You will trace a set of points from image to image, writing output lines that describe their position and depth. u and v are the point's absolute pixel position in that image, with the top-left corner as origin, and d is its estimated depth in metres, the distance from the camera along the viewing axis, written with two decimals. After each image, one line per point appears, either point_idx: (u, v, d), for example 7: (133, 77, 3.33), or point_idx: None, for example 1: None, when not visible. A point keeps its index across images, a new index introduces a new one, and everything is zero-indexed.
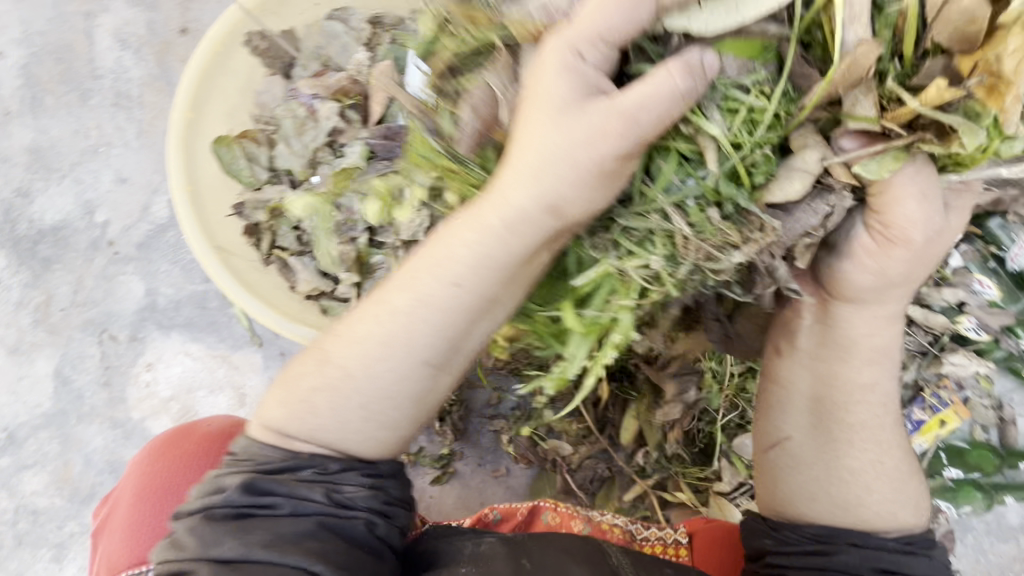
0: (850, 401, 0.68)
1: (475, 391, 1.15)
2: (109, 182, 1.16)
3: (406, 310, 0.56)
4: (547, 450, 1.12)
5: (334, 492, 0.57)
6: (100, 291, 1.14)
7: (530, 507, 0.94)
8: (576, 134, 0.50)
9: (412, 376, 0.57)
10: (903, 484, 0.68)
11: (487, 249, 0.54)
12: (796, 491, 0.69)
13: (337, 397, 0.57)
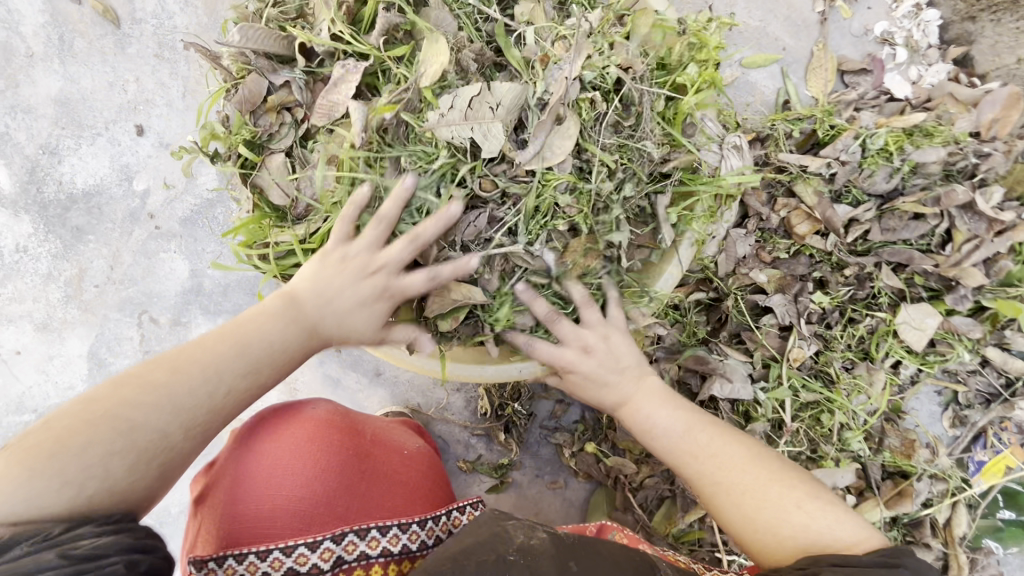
0: (684, 429, 0.77)
1: (539, 403, 1.10)
2: (150, 146, 1.03)
3: (140, 401, 0.58)
4: (610, 467, 1.09)
5: (69, 551, 0.49)
6: (138, 268, 1.04)
7: (599, 526, 0.87)
8: (343, 283, 0.67)
9: (185, 443, 0.60)
10: (762, 490, 0.71)
11: (252, 341, 0.64)
12: (756, 531, 0.70)
13: (64, 446, 0.54)
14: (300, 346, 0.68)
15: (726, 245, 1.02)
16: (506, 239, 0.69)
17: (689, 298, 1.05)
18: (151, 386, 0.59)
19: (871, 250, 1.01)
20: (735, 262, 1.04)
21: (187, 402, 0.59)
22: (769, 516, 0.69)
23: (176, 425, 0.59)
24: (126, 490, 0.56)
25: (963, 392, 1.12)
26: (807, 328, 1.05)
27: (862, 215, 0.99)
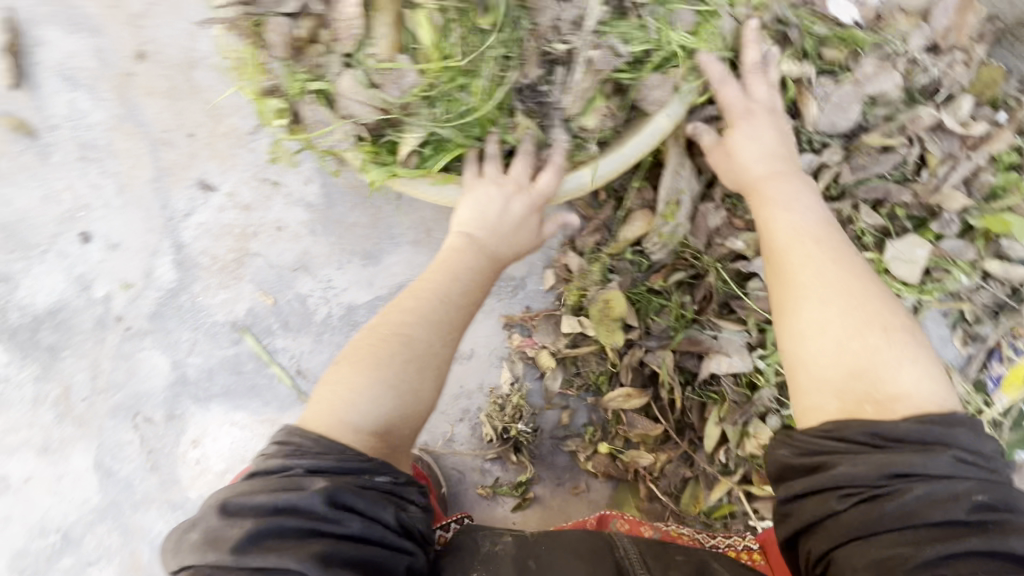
0: (796, 236, 0.74)
1: (545, 415, 1.09)
2: (100, 251, 1.02)
3: (409, 330, 0.71)
4: (627, 462, 1.09)
5: (399, 513, 0.63)
6: (120, 372, 1.03)
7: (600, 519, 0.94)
8: (495, 202, 0.84)
9: (444, 347, 0.72)
10: (860, 303, 0.66)
11: (458, 266, 0.81)
12: (809, 348, 0.66)
13: (381, 350, 0.69)
14: (489, 270, 0.84)
15: (693, 221, 0.98)
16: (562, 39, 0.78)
17: (670, 280, 1.02)
18: (417, 301, 0.75)
19: (842, 190, 0.97)
20: (708, 235, 0.99)
21: (436, 319, 0.74)
22: (848, 344, 0.64)
23: (437, 335, 0.72)
24: (420, 392, 0.68)
25: (970, 309, 1.09)
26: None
27: (830, 159, 0.95)
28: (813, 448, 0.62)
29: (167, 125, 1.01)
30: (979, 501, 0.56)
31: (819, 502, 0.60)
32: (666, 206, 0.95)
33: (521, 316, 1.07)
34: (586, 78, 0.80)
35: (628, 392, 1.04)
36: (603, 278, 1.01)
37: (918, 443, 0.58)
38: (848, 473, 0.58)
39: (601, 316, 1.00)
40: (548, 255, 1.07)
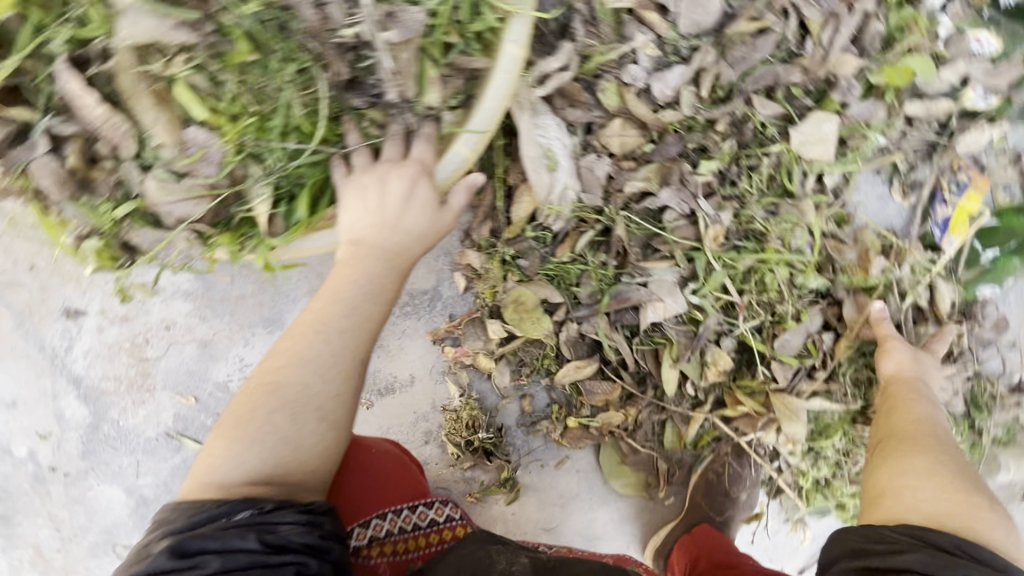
0: (914, 428, 0.81)
1: (505, 410, 1.07)
2: (2, 412, 0.97)
3: (281, 376, 0.55)
4: (599, 427, 1.07)
5: (266, 535, 0.50)
6: (81, 515, 1.02)
7: (619, 556, 0.91)
8: (372, 190, 0.64)
9: (329, 386, 0.55)
10: (958, 488, 0.66)
11: (342, 283, 0.60)
12: (904, 483, 0.68)
13: (245, 415, 0.54)
14: (382, 269, 0.62)
15: (581, 177, 0.89)
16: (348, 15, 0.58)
17: (578, 246, 0.93)
18: (295, 338, 0.57)
19: (734, 87, 0.87)
20: (603, 185, 0.90)
21: (315, 357, 0.56)
22: (945, 487, 0.66)
23: (315, 372, 0.55)
24: (302, 443, 0.54)
25: (904, 161, 1.00)
26: (714, 201, 0.93)
27: (704, 62, 0.84)
28: (887, 538, 0.61)
29: None
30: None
31: (886, 573, 0.58)
32: (547, 172, 0.86)
33: (444, 329, 1.01)
34: (396, 63, 0.62)
35: (576, 364, 1.01)
36: (512, 266, 0.95)
37: (992, 562, 0.58)
38: (919, 561, 0.57)
39: (521, 306, 0.96)
40: (450, 258, 0.99)
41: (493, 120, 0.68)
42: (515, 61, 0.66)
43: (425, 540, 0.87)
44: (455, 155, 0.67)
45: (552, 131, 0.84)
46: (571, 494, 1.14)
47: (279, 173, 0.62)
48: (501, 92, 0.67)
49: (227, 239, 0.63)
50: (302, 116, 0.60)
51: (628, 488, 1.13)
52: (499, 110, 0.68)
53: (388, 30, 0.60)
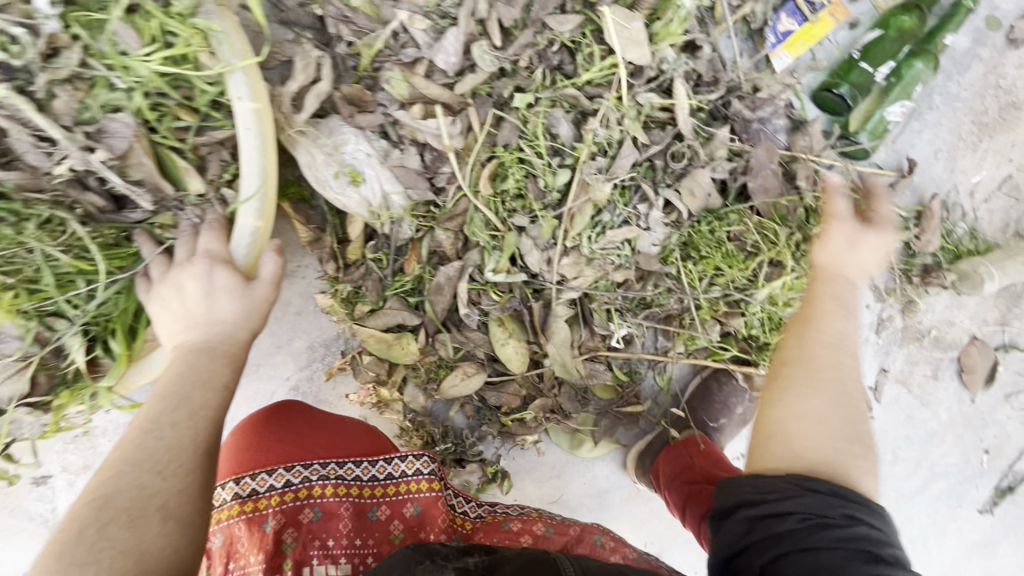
0: (831, 349, 0.69)
1: (453, 418, 1.08)
2: None
3: (108, 488, 0.49)
4: (535, 417, 1.05)
5: None
6: None
7: (582, 526, 0.91)
8: (173, 293, 0.62)
9: (170, 482, 0.51)
10: (854, 427, 0.63)
11: (167, 381, 0.57)
12: (795, 432, 0.62)
13: (68, 537, 0.46)
14: (208, 359, 0.59)
15: (400, 177, 0.85)
16: (57, 153, 0.56)
17: (423, 254, 0.91)
18: (122, 448, 0.53)
19: (523, 22, 0.82)
20: (423, 176, 0.86)
21: (145, 457, 0.52)
22: (835, 442, 0.61)
23: (150, 472, 0.51)
24: (143, 550, 0.47)
25: (743, 14, 0.94)
26: (484, 167, 0.86)
27: (478, 13, 0.80)
28: (771, 487, 0.59)
29: None
30: (897, 553, 0.56)
31: (772, 521, 0.57)
32: (356, 187, 0.83)
33: (338, 365, 1.01)
34: (141, 169, 0.61)
35: (458, 374, 0.98)
36: (375, 298, 0.93)
37: (863, 499, 0.58)
38: (803, 504, 0.56)
39: (384, 335, 0.94)
40: None
41: (266, 184, 0.65)
42: (255, 117, 0.62)
43: (385, 491, 0.87)
44: (243, 235, 0.66)
45: (354, 143, 0.83)
46: (563, 461, 1.14)
47: (83, 318, 0.62)
48: (256, 152, 0.63)
49: (67, 398, 0.63)
50: (68, 260, 0.60)
51: (600, 448, 1.12)
52: (266, 172, 0.65)
53: (97, 149, 0.57)
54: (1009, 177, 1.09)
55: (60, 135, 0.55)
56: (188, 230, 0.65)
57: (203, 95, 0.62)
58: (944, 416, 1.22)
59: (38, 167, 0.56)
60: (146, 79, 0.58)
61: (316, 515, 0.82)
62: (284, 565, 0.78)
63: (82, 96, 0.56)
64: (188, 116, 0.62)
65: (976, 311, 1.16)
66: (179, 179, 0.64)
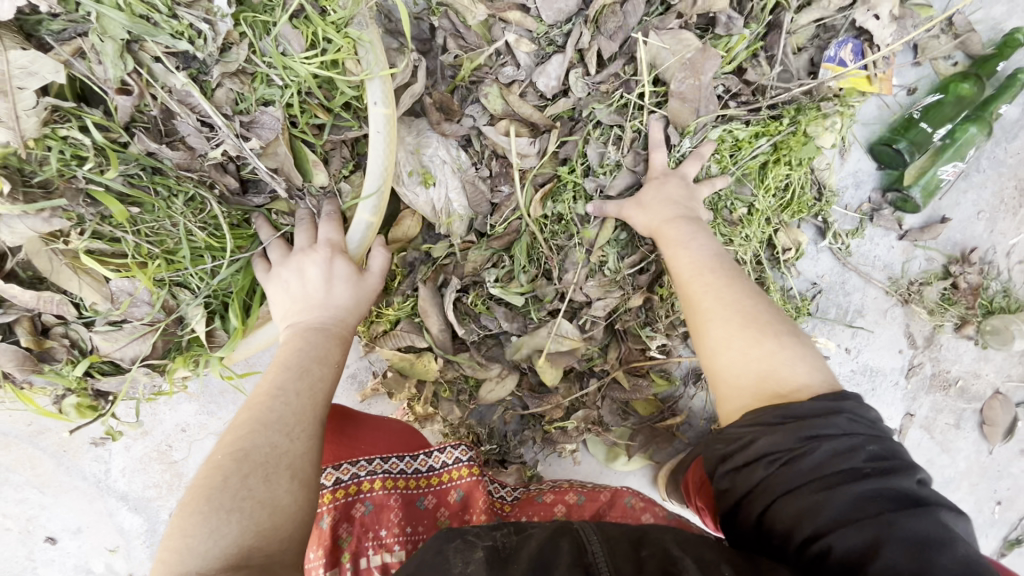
0: (694, 270, 0.75)
1: (499, 421, 1.11)
2: (71, 539, 1.08)
3: (243, 446, 0.54)
4: (576, 425, 1.09)
5: None
6: None
7: (614, 489, 0.88)
8: (292, 275, 0.67)
9: (295, 445, 0.56)
10: (765, 329, 0.67)
11: (287, 355, 0.62)
12: (724, 363, 0.67)
13: (213, 487, 0.51)
14: (325, 338, 0.64)
15: (482, 188, 0.91)
16: (215, 138, 0.61)
17: (489, 271, 0.96)
18: (250, 410, 0.57)
19: (619, 53, 0.87)
20: (486, 199, 0.92)
21: (274, 420, 0.56)
22: (752, 350, 0.65)
23: (278, 434, 0.56)
24: (277, 504, 0.52)
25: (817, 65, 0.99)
26: (539, 190, 0.91)
27: (581, 43, 0.85)
28: (731, 435, 0.60)
29: (25, 421, 1.01)
30: (875, 451, 0.55)
31: (747, 471, 0.58)
32: (425, 188, 0.88)
33: (371, 386, 1.06)
34: (279, 159, 0.66)
35: (494, 378, 1.03)
36: (398, 305, 0.97)
37: (834, 407, 0.58)
38: (765, 445, 0.56)
39: (405, 353, 1.00)
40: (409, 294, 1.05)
41: (384, 183, 0.70)
42: (386, 122, 0.67)
43: (429, 481, 0.86)
44: (357, 228, 0.70)
45: (434, 148, 0.88)
46: (595, 473, 1.18)
47: (207, 290, 0.67)
48: (380, 153, 0.68)
49: (181, 362, 0.68)
50: (203, 236, 0.64)
51: (634, 462, 1.16)
52: (386, 172, 0.70)
53: (249, 138, 0.62)
54: None
55: (221, 122, 0.60)
56: (307, 218, 0.70)
57: (342, 98, 0.67)
58: (962, 464, 1.26)
59: (193, 149, 0.61)
60: (299, 80, 0.63)
61: (368, 509, 0.82)
62: (343, 557, 0.79)
63: (241, 91, 0.61)
64: (325, 115, 0.67)
65: (1001, 367, 1.21)
66: (306, 171, 0.69)
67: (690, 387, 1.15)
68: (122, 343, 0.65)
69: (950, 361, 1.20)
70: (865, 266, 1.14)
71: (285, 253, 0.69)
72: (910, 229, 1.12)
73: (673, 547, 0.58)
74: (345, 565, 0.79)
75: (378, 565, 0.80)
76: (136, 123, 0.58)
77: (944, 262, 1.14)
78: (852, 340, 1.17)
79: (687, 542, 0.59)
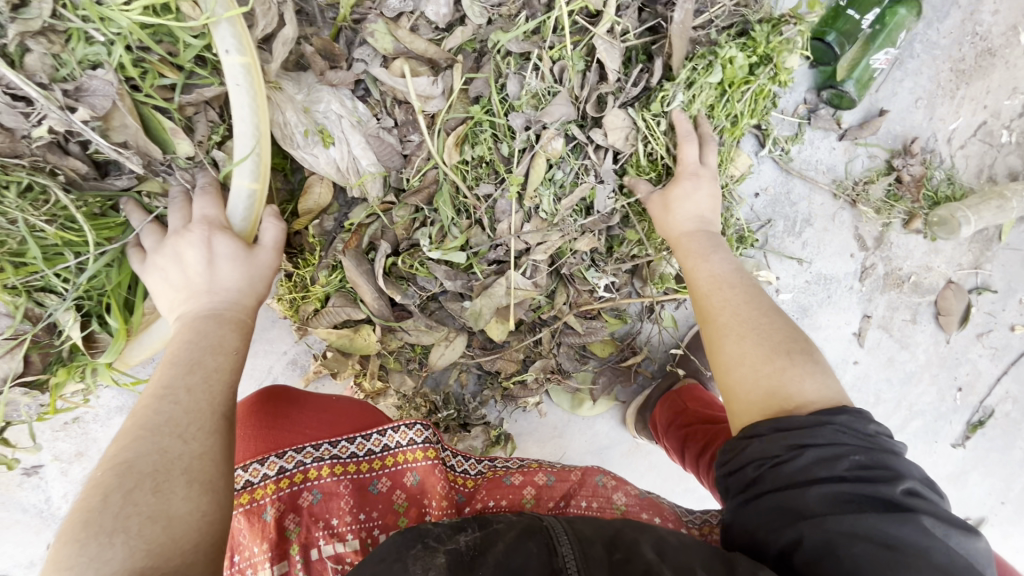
0: (715, 283, 0.72)
1: (455, 386, 1.07)
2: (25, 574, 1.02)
3: (122, 456, 0.49)
4: (535, 377, 1.06)
5: None
6: None
7: (583, 469, 0.75)
8: (171, 262, 0.60)
9: (188, 446, 0.51)
10: (769, 352, 0.62)
11: (173, 350, 0.56)
12: (735, 380, 0.63)
13: (92, 510, 0.46)
14: (218, 326, 0.58)
15: (388, 140, 0.83)
16: (36, 114, 0.52)
17: (415, 232, 0.89)
18: (131, 417, 0.52)
19: None
20: (396, 149, 0.84)
21: (155, 422, 0.51)
22: (764, 367, 0.61)
23: (164, 436, 0.50)
24: (171, 516, 0.47)
25: None
26: (451, 134, 0.84)
27: None
28: (728, 445, 0.59)
29: None
30: (860, 460, 0.52)
31: (736, 472, 0.57)
32: (325, 148, 0.80)
33: (313, 370, 1.00)
34: (125, 130, 0.57)
35: (441, 342, 0.98)
36: (326, 283, 0.90)
37: (808, 419, 0.55)
38: (756, 448, 0.55)
39: (341, 330, 0.94)
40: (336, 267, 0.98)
41: (259, 145, 0.63)
42: (246, 71, 0.59)
43: (384, 462, 0.75)
44: (238, 200, 0.63)
45: (326, 103, 0.79)
46: (564, 421, 1.15)
47: (74, 293, 0.59)
48: (247, 110, 0.60)
49: (64, 375, 0.62)
50: (53, 231, 0.57)
51: (601, 405, 1.14)
52: (258, 132, 0.62)
53: (77, 108, 0.54)
54: (984, 124, 1.12)
55: (37, 93, 0.51)
56: (180, 196, 0.62)
57: (187, 49, 0.58)
58: (922, 356, 1.27)
59: (14, 129, 0.53)
60: (125, 32, 0.54)
61: (316, 497, 0.71)
62: (291, 551, 0.68)
63: (57, 54, 0.53)
64: (174, 73, 0.59)
65: (952, 255, 1.20)
66: (166, 141, 0.61)
67: (646, 322, 1.11)
68: None
69: (901, 259, 1.19)
70: (807, 172, 1.11)
71: (159, 237, 0.61)
72: (848, 127, 1.09)
73: (650, 553, 0.53)
74: (294, 559, 0.68)
75: (330, 556, 0.68)
76: None
77: (887, 157, 1.12)
78: (804, 250, 1.15)
79: (665, 544, 0.55)
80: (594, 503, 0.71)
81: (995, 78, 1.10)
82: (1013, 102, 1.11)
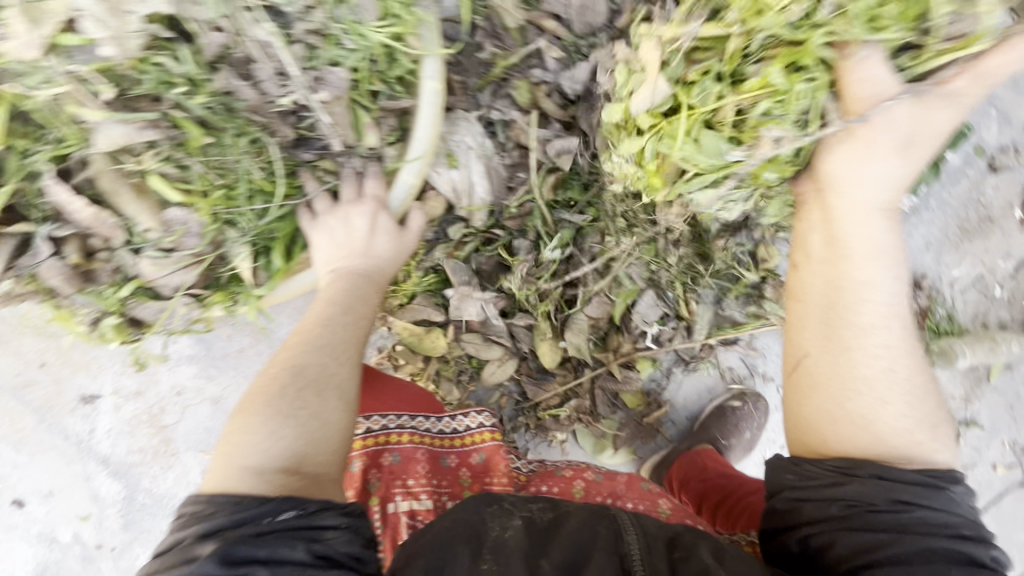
0: (881, 318, 0.62)
1: (494, 406, 1.15)
2: (40, 503, 1.04)
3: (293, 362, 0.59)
4: (568, 415, 1.15)
5: (315, 545, 0.51)
6: None
7: (630, 475, 0.82)
8: (339, 225, 0.72)
9: (343, 368, 0.61)
10: (907, 417, 0.61)
11: (335, 292, 0.68)
12: (854, 437, 0.62)
13: (273, 398, 0.56)
14: (367, 282, 0.70)
15: (503, 175, 0.98)
16: (288, 87, 0.66)
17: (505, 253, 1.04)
18: (297, 334, 0.63)
19: None
20: (504, 183, 0.98)
21: (321, 345, 0.61)
22: (896, 438, 0.61)
23: (328, 355, 0.61)
24: (326, 419, 0.57)
25: None
26: (552, 178, 0.99)
27: None
28: (813, 474, 0.62)
29: (13, 371, 0.99)
30: (964, 533, 0.57)
31: (818, 503, 0.61)
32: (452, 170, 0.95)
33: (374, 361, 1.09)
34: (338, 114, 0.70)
35: (496, 360, 1.09)
36: (407, 281, 1.02)
37: (921, 483, 0.59)
38: (854, 491, 0.59)
39: (415, 327, 1.06)
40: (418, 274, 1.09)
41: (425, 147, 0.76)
42: (437, 91, 0.74)
43: (455, 441, 0.83)
44: (398, 187, 0.76)
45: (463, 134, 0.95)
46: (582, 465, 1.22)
47: (254, 232, 0.70)
48: (428, 120, 0.74)
49: (219, 297, 0.71)
50: (261, 177, 0.68)
51: (620, 456, 1.21)
52: (429, 139, 0.75)
53: (319, 91, 0.68)
54: (981, 277, 1.30)
55: (297, 72, 0.66)
56: (353, 174, 0.74)
57: (402, 66, 0.73)
58: None
59: (267, 93, 0.66)
60: (369, 45, 0.69)
61: (395, 459, 0.78)
62: (371, 502, 0.76)
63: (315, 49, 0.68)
64: (385, 82, 0.74)
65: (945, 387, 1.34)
66: (359, 131, 0.73)
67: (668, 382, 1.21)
68: (167, 268, 0.67)
69: None
70: None
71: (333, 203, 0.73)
72: None
73: (708, 557, 0.60)
74: (373, 509, 0.75)
75: (405, 512, 0.75)
76: (221, 62, 0.64)
77: None
78: None
79: (723, 552, 0.61)
80: (642, 504, 0.77)
81: (995, 240, 1.28)
82: (1008, 264, 1.29)
